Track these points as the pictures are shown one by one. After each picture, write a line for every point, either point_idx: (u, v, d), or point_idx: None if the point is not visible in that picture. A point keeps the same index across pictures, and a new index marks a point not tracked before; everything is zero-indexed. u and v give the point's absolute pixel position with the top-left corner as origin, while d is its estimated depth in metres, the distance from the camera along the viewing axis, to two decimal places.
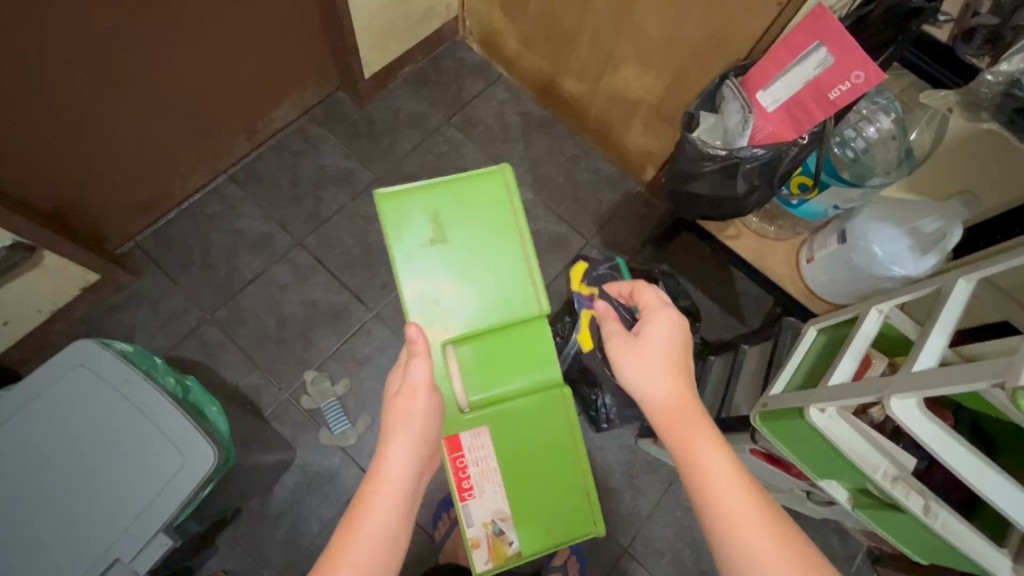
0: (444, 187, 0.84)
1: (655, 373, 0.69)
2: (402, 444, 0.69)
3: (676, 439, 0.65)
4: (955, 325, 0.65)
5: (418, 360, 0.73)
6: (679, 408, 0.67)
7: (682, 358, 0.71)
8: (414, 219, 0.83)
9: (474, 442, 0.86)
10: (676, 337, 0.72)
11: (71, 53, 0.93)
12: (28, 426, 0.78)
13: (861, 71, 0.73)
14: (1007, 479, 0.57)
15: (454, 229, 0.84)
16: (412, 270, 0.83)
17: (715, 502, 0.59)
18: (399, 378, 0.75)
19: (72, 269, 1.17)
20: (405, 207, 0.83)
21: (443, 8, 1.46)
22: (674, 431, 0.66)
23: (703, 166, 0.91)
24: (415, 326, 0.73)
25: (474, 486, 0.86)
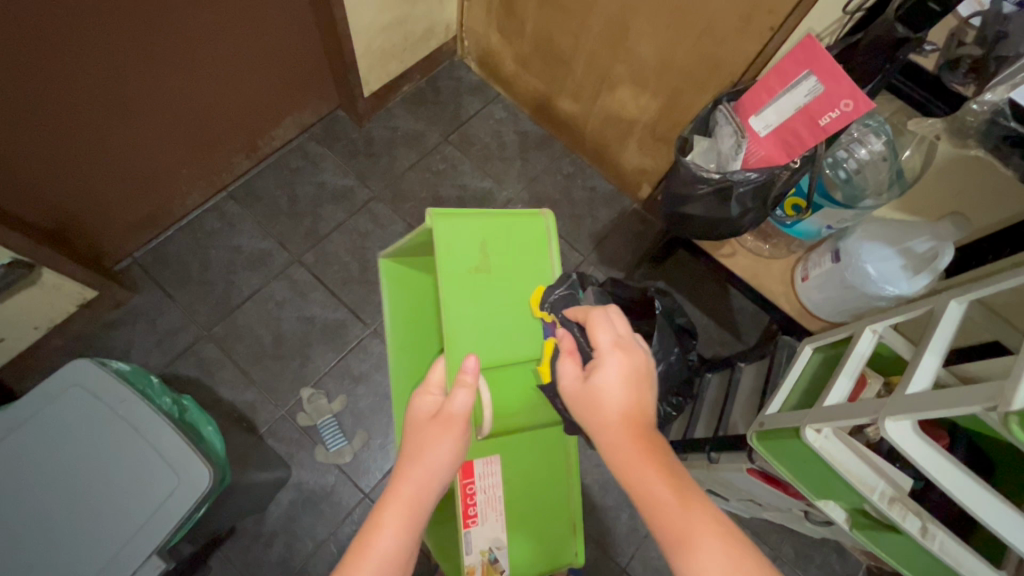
0: (495, 220, 0.85)
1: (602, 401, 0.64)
2: (428, 466, 0.64)
3: (624, 463, 0.60)
4: (948, 347, 0.66)
5: (463, 390, 0.69)
6: (627, 435, 0.61)
7: (642, 383, 0.65)
8: (461, 243, 0.83)
9: (485, 470, 0.84)
10: (634, 364, 0.66)
11: (72, 72, 0.94)
12: (24, 445, 0.78)
13: (850, 99, 0.75)
14: (1006, 504, 0.57)
15: (497, 262, 0.85)
16: (455, 293, 0.82)
17: (687, 545, 0.53)
18: (434, 401, 0.71)
19: (71, 286, 1.18)
20: (456, 230, 0.83)
21: (441, 30, 1.48)
22: (619, 455, 0.61)
23: (697, 189, 0.93)
24: (473, 357, 0.71)
25: (478, 512, 0.83)
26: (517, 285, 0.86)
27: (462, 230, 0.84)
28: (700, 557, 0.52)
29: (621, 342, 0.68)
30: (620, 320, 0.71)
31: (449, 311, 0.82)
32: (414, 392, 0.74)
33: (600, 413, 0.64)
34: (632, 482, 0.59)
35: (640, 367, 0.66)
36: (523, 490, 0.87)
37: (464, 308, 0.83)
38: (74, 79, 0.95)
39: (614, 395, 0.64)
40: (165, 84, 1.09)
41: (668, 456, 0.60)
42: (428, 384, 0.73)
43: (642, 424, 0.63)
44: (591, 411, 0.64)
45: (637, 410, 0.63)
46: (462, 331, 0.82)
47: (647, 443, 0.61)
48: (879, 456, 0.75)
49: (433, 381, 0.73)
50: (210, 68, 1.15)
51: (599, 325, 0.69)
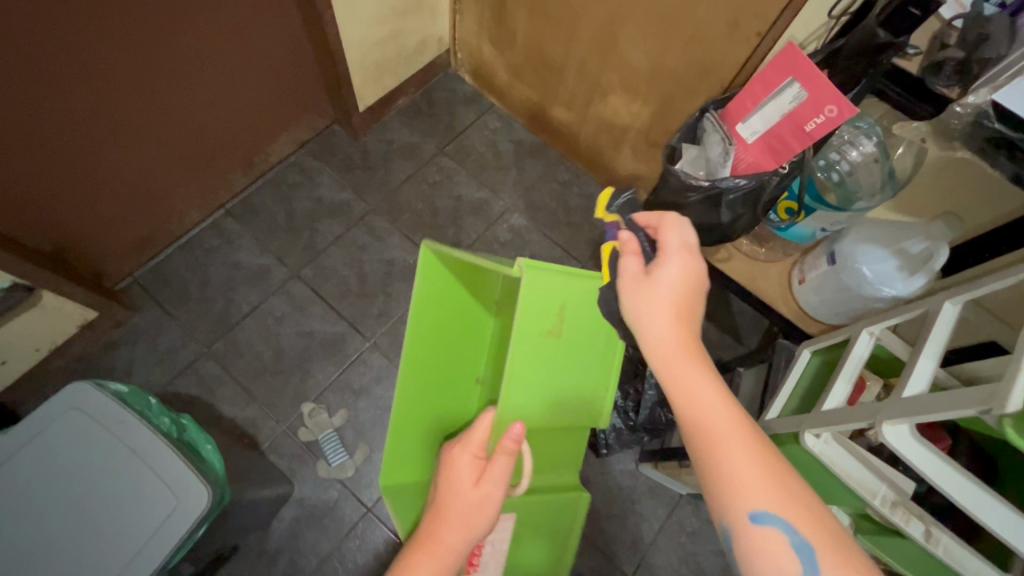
0: (583, 282, 0.72)
1: (657, 315, 0.59)
2: (463, 534, 0.65)
3: (665, 363, 0.58)
4: (944, 348, 0.65)
5: (503, 457, 0.66)
6: (677, 347, 0.58)
7: (696, 293, 0.60)
8: (542, 301, 0.71)
9: (494, 526, 0.79)
10: (697, 271, 0.60)
11: (68, 95, 0.96)
12: (22, 468, 0.78)
13: (834, 105, 0.75)
14: (1008, 507, 0.56)
15: (573, 328, 0.74)
16: (520, 353, 0.72)
17: (709, 428, 0.54)
18: (475, 462, 0.68)
19: (71, 307, 1.19)
20: (546, 285, 0.70)
21: (434, 42, 1.50)
22: (664, 354, 0.58)
23: (688, 197, 0.94)
24: (519, 425, 0.64)
25: (481, 562, 0.79)
26: (579, 355, 0.76)
27: (550, 290, 0.71)
28: (740, 454, 0.53)
29: (689, 247, 0.61)
30: (688, 227, 0.63)
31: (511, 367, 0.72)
32: (453, 444, 0.70)
33: (654, 312, 0.59)
34: (667, 372, 0.58)
35: (699, 273, 0.61)
36: (532, 535, 0.83)
37: (525, 368, 0.73)
38: (69, 99, 0.96)
39: (672, 297, 0.59)
40: (160, 100, 1.10)
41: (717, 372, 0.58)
42: (469, 444, 0.69)
43: (690, 327, 0.59)
44: (645, 315, 0.59)
45: (690, 314, 0.59)
46: (517, 391, 0.73)
47: (695, 346, 0.58)
48: (880, 460, 0.74)
49: (474, 440, 0.69)
50: (205, 85, 1.16)
51: (668, 226, 0.62)
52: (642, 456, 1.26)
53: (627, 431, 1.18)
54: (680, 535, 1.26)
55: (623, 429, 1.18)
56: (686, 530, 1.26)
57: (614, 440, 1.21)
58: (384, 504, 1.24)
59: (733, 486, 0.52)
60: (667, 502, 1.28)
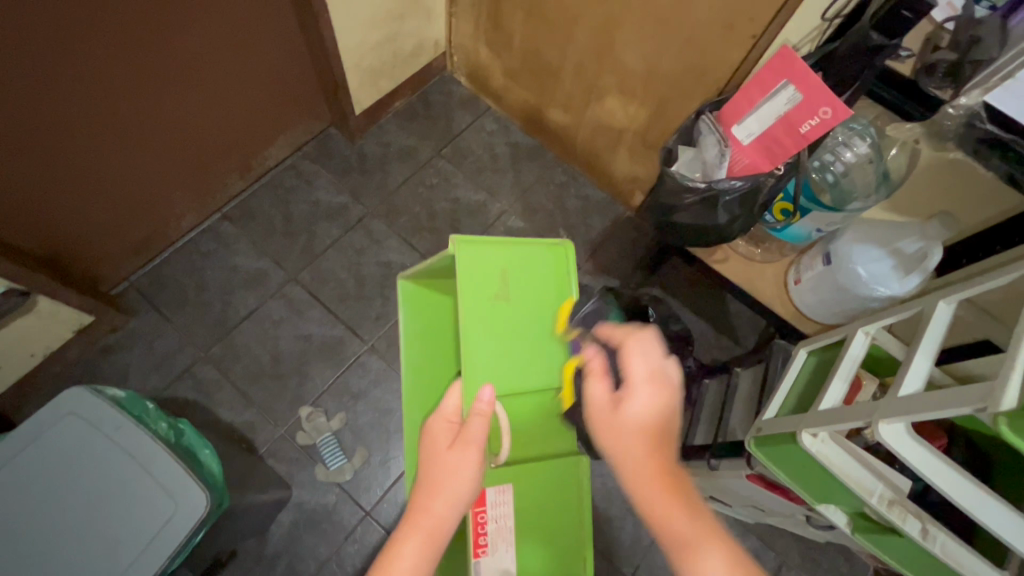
0: (518, 248, 0.83)
1: (630, 450, 0.61)
2: (448, 501, 0.64)
3: (642, 493, 0.60)
4: (939, 347, 0.66)
5: (479, 417, 0.69)
6: (652, 479, 0.60)
7: (669, 423, 0.63)
8: (484, 270, 0.81)
9: (497, 498, 0.79)
10: (666, 399, 0.63)
11: (65, 101, 0.96)
12: (19, 475, 0.78)
13: (829, 107, 0.76)
14: (1004, 505, 0.56)
15: (519, 291, 0.82)
16: (473, 321, 0.79)
17: (687, 553, 0.56)
18: (450, 427, 0.72)
19: (67, 312, 1.18)
20: (477, 256, 0.80)
21: (431, 45, 1.50)
22: (639, 484, 0.60)
23: (684, 199, 0.94)
24: (487, 390, 0.70)
25: (489, 543, 0.77)
26: (534, 314, 0.83)
27: (485, 259, 0.81)
28: None
29: (656, 372, 0.64)
30: (656, 351, 0.66)
31: (466, 335, 0.79)
32: (431, 418, 0.74)
33: (625, 442, 0.62)
34: (646, 504, 0.59)
35: (671, 399, 0.64)
36: (535, 524, 0.81)
37: (483, 333, 0.80)
38: (66, 103, 0.96)
39: (642, 428, 0.62)
40: (157, 104, 1.10)
41: (697, 504, 0.59)
42: (442, 413, 0.74)
43: (666, 458, 0.61)
44: (616, 443, 0.62)
45: (664, 442, 0.62)
46: (476, 357, 0.79)
47: (672, 480, 0.60)
48: (877, 460, 0.75)
49: (448, 410, 0.74)
50: (203, 89, 1.16)
51: (632, 352, 0.65)
52: None
53: None
54: None
55: None
56: None
57: None
58: (383, 507, 1.24)
59: None
60: None
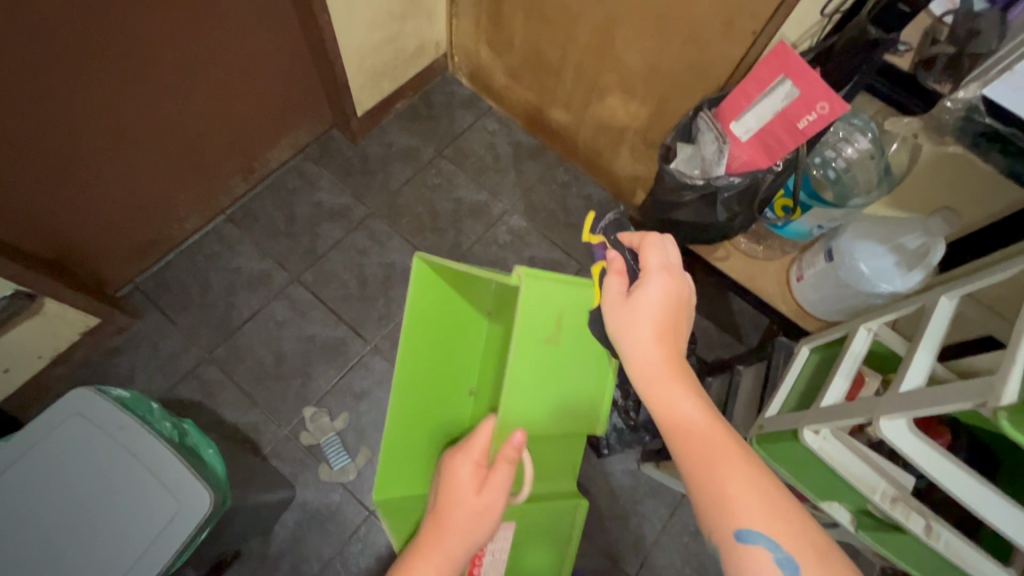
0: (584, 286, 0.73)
1: (644, 335, 0.59)
2: (462, 541, 0.65)
3: (648, 379, 0.58)
4: (941, 343, 0.65)
5: (505, 464, 0.66)
6: (663, 364, 0.58)
7: (681, 316, 0.61)
8: (546, 307, 0.71)
9: (496, 534, 0.78)
10: (680, 289, 0.61)
11: (69, 105, 0.97)
12: (26, 475, 0.79)
13: (826, 102, 0.76)
14: (1006, 501, 0.56)
15: (575, 335, 0.74)
16: (523, 360, 0.71)
17: (689, 430, 0.55)
18: (477, 470, 0.68)
19: (73, 314, 1.19)
20: (544, 290, 0.70)
21: (432, 46, 1.51)
22: (648, 371, 0.58)
23: (684, 195, 0.95)
24: (521, 435, 0.65)
25: (482, 572, 0.78)
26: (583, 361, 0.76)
27: (551, 296, 0.71)
28: (725, 481, 0.52)
29: (670, 266, 0.61)
30: (674, 250, 0.62)
31: (512, 374, 0.71)
32: (455, 450, 0.71)
33: (638, 328, 0.59)
34: (655, 387, 0.58)
35: (684, 292, 0.61)
36: (532, 542, 0.83)
37: (529, 374, 0.72)
38: (70, 107, 0.97)
39: (656, 317, 0.59)
40: (160, 107, 1.11)
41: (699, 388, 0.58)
42: (470, 450, 0.69)
43: (676, 346, 0.59)
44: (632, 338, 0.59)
45: (675, 331, 0.60)
46: (518, 399, 0.72)
47: (680, 367, 0.59)
48: (880, 457, 0.75)
49: (475, 445, 0.70)
50: (205, 91, 1.17)
51: (652, 246, 0.62)
52: (644, 455, 1.26)
53: (628, 430, 1.19)
54: (683, 534, 1.26)
55: (624, 428, 1.19)
56: (689, 530, 1.26)
57: (616, 439, 1.22)
58: None
59: (719, 512, 0.51)
60: (670, 501, 1.28)
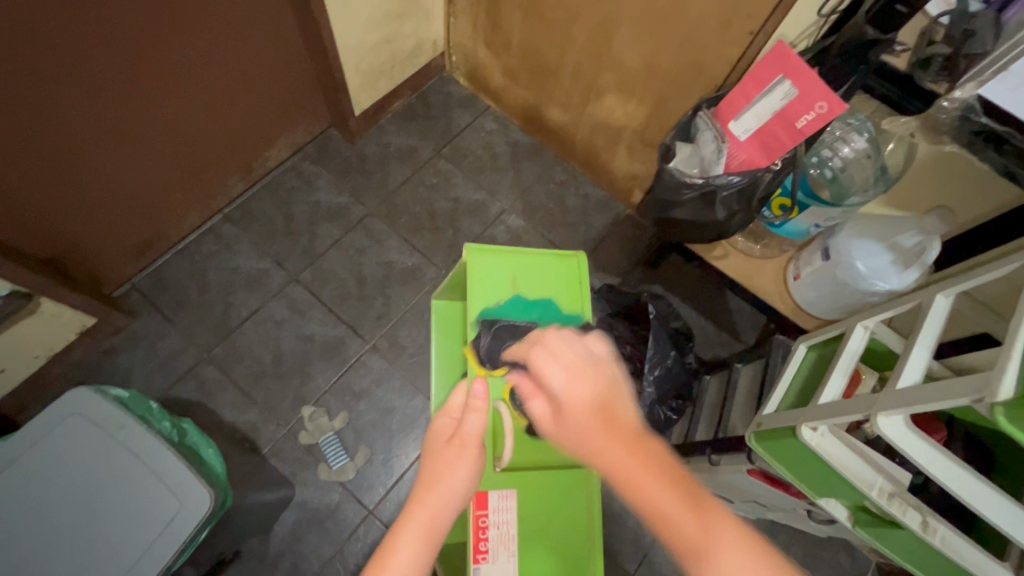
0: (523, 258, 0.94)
1: (585, 436, 0.56)
2: (445, 494, 0.64)
3: (615, 476, 0.54)
4: (937, 339, 0.67)
5: (478, 413, 0.69)
6: (618, 453, 0.54)
7: (615, 399, 0.58)
8: (491, 276, 0.92)
9: (500, 504, 0.83)
10: (591, 376, 0.59)
11: (68, 104, 0.97)
12: (24, 474, 0.79)
13: (824, 102, 0.77)
14: (1003, 496, 0.57)
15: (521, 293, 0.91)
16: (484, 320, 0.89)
17: (664, 516, 0.51)
18: (452, 424, 0.71)
19: (70, 314, 1.19)
20: (487, 263, 0.92)
21: (429, 46, 1.51)
22: (612, 469, 0.54)
23: (682, 194, 0.95)
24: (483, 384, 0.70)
25: (489, 549, 0.81)
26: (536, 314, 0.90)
27: (495, 267, 0.92)
28: None
29: (569, 360, 0.60)
30: (564, 343, 0.62)
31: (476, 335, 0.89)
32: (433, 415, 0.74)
33: (579, 435, 0.56)
34: (625, 489, 0.53)
35: (602, 375, 0.59)
36: (537, 532, 0.83)
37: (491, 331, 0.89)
38: (69, 106, 0.97)
39: (587, 414, 0.57)
40: (159, 106, 1.11)
41: (663, 461, 0.54)
42: (447, 407, 0.72)
43: (630, 436, 0.55)
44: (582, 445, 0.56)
45: (615, 419, 0.57)
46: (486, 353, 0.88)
47: (635, 444, 0.55)
48: (876, 452, 0.75)
49: (452, 405, 0.73)
50: (203, 90, 1.17)
51: (540, 356, 0.61)
52: None
53: None
54: None
55: None
56: None
57: None
58: (386, 506, 1.24)
59: None
60: None
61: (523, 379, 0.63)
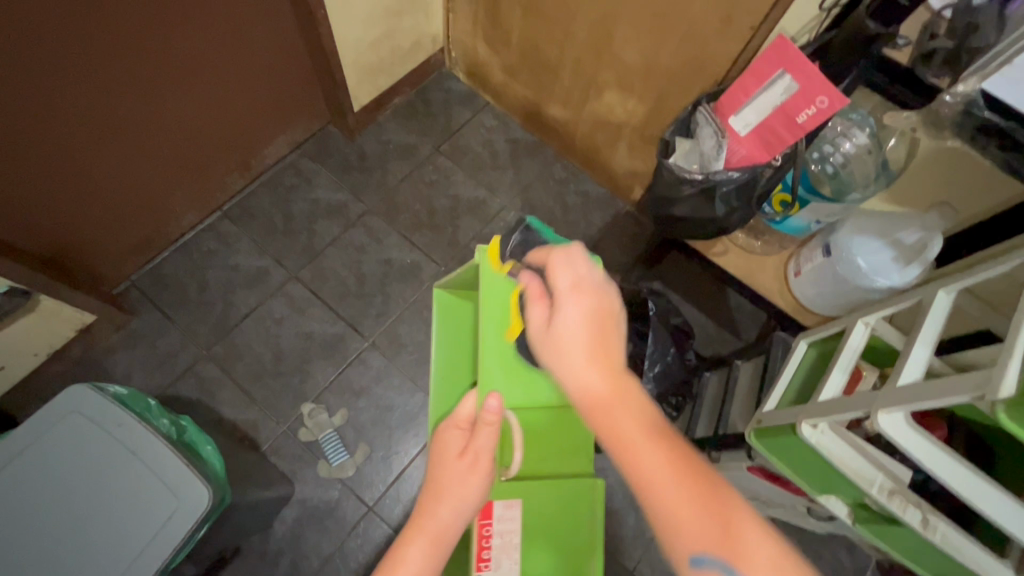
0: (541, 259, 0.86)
1: (570, 353, 0.58)
2: (454, 508, 0.65)
3: (585, 395, 0.56)
4: (938, 336, 0.66)
5: (487, 428, 0.68)
6: (597, 380, 0.56)
7: (608, 327, 0.59)
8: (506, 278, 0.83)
9: (504, 513, 0.82)
10: (594, 305, 0.60)
11: (69, 102, 0.96)
12: (22, 473, 0.79)
13: (825, 96, 0.76)
14: (1004, 495, 0.56)
15: None
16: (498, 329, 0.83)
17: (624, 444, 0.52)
18: (462, 436, 0.70)
19: (69, 312, 1.19)
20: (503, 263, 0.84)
21: (429, 42, 1.50)
22: (586, 392, 0.56)
23: (682, 190, 0.94)
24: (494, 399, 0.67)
25: (491, 558, 0.81)
26: None
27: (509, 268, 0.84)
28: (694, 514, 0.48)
29: (579, 283, 0.61)
30: (583, 263, 0.62)
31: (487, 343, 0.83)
32: (442, 424, 0.72)
33: (563, 347, 0.58)
34: (589, 404, 0.55)
35: (604, 306, 0.60)
36: (542, 536, 0.83)
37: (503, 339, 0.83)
38: (66, 105, 0.97)
39: (578, 335, 0.58)
40: (156, 104, 1.10)
41: (634, 396, 0.55)
42: (454, 417, 0.71)
43: (610, 363, 0.57)
44: (559, 357, 0.58)
45: (604, 347, 0.58)
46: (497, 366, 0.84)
47: (614, 377, 0.56)
48: (877, 450, 0.75)
49: (462, 415, 0.71)
50: (202, 88, 1.16)
51: (558, 264, 0.62)
52: None
53: None
54: None
55: None
56: None
57: None
58: (386, 503, 1.24)
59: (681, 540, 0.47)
60: None
61: (533, 280, 0.65)
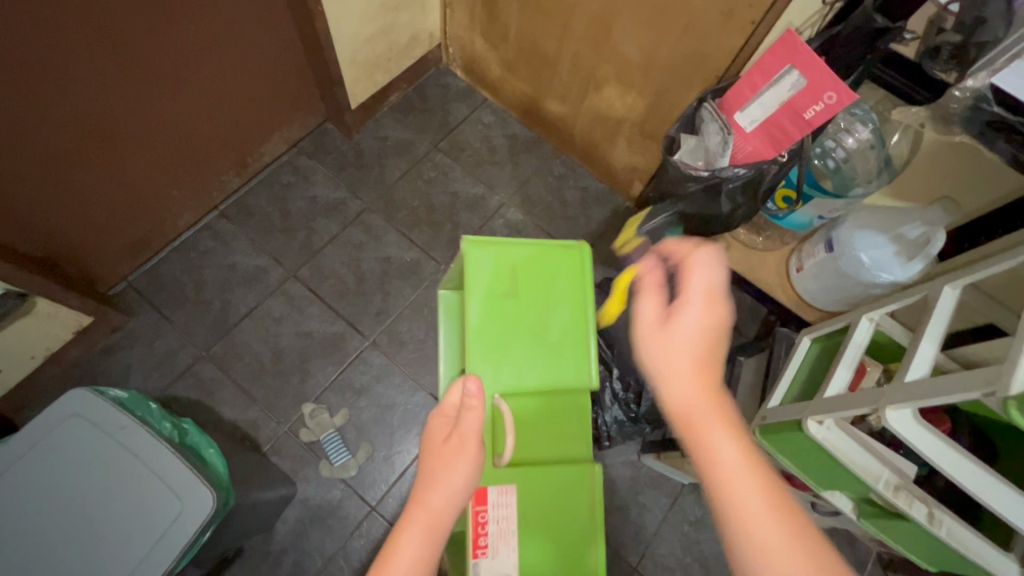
0: (527, 249, 0.90)
1: (680, 369, 0.57)
2: (445, 494, 0.65)
3: (685, 418, 0.56)
4: (945, 332, 0.66)
5: (471, 411, 0.70)
6: (697, 398, 0.56)
7: (718, 347, 0.58)
8: (490, 268, 0.89)
9: (500, 499, 0.82)
10: (717, 322, 0.58)
11: (62, 103, 0.95)
12: (22, 478, 0.78)
13: (834, 92, 0.76)
14: (1014, 492, 0.57)
15: (527, 284, 0.89)
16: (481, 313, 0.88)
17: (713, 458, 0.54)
18: (447, 424, 0.71)
19: (65, 313, 1.18)
20: (490, 255, 0.89)
21: (426, 37, 1.48)
22: (682, 410, 0.56)
23: (687, 186, 0.95)
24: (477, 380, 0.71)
25: (488, 544, 0.80)
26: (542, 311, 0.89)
27: (494, 258, 0.89)
28: (760, 518, 0.51)
29: (712, 293, 0.59)
30: (720, 270, 0.60)
31: (476, 330, 0.87)
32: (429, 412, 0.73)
33: (673, 361, 0.57)
34: (684, 423, 0.56)
35: (725, 324, 0.59)
36: (539, 520, 0.83)
37: (489, 322, 0.88)
38: (55, 112, 0.95)
39: (691, 351, 0.57)
40: (148, 108, 1.09)
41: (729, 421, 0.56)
42: (443, 406, 0.72)
43: (714, 383, 0.57)
44: (672, 363, 0.57)
45: (712, 366, 0.57)
46: (484, 350, 0.87)
47: (716, 402, 0.56)
48: (881, 445, 0.75)
49: (448, 403, 0.72)
50: (198, 86, 1.15)
51: (699, 265, 0.59)
52: (645, 447, 1.26)
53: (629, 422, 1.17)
54: (684, 524, 1.26)
55: (625, 420, 1.16)
56: (689, 519, 1.27)
57: (616, 432, 1.20)
58: (388, 502, 1.24)
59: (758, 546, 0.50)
60: (670, 492, 1.28)
61: (652, 268, 0.62)
